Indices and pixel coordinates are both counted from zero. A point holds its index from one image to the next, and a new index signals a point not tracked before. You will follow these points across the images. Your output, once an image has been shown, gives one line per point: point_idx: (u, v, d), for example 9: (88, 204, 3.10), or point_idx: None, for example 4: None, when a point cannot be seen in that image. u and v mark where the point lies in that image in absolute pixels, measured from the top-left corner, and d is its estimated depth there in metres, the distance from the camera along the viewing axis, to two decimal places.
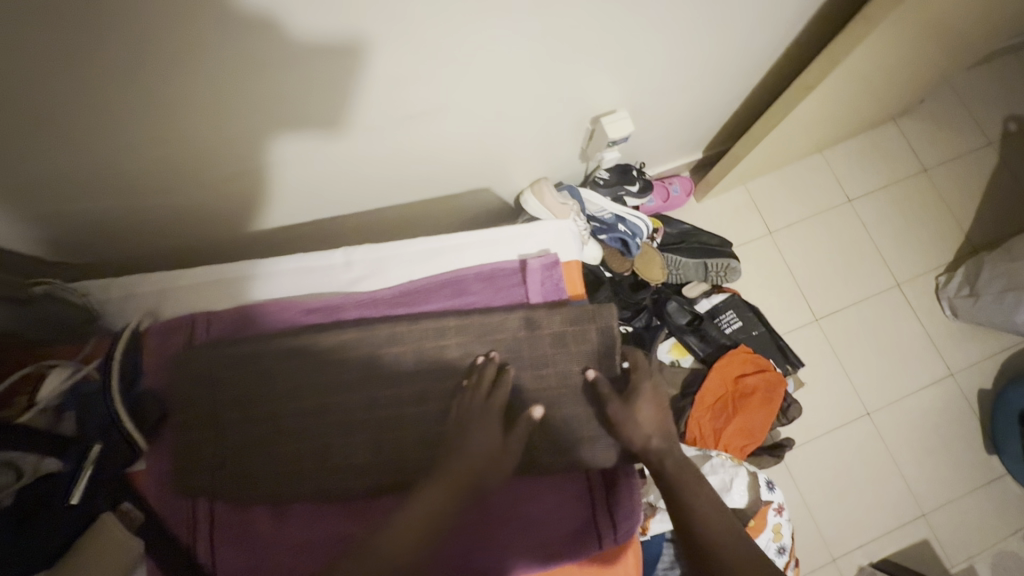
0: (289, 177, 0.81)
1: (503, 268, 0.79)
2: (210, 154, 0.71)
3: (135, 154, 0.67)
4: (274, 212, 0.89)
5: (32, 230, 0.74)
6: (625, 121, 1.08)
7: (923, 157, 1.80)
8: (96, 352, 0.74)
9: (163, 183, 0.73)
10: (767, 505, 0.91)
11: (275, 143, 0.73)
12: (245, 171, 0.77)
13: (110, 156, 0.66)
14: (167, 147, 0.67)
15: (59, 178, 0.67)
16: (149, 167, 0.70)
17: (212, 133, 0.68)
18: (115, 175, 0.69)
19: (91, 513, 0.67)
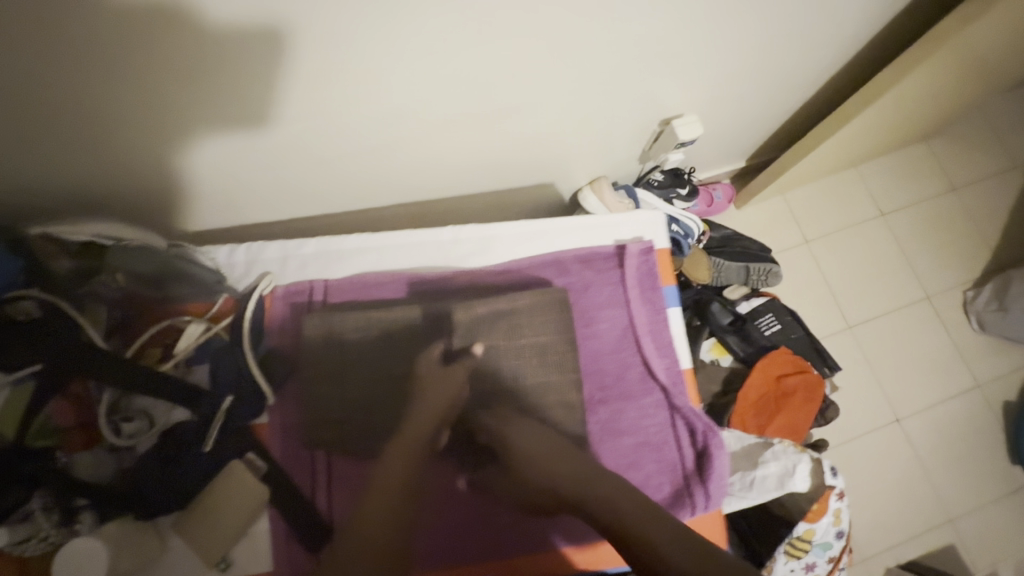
0: (295, 158, 0.80)
1: (601, 252, 0.85)
2: (198, 126, 0.69)
3: (119, 118, 0.64)
4: (372, 184, 0.94)
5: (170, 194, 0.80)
6: (697, 124, 1.15)
7: (953, 176, 1.87)
8: (223, 312, 0.78)
9: (293, 153, 0.79)
10: (829, 490, 0.96)
11: (397, 119, 0.79)
12: (239, 149, 0.75)
13: (90, 118, 0.63)
14: (150, 114, 0.65)
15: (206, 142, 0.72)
16: (133, 134, 0.67)
17: (190, 105, 0.65)
18: (98, 140, 0.67)
19: (220, 459, 0.72)
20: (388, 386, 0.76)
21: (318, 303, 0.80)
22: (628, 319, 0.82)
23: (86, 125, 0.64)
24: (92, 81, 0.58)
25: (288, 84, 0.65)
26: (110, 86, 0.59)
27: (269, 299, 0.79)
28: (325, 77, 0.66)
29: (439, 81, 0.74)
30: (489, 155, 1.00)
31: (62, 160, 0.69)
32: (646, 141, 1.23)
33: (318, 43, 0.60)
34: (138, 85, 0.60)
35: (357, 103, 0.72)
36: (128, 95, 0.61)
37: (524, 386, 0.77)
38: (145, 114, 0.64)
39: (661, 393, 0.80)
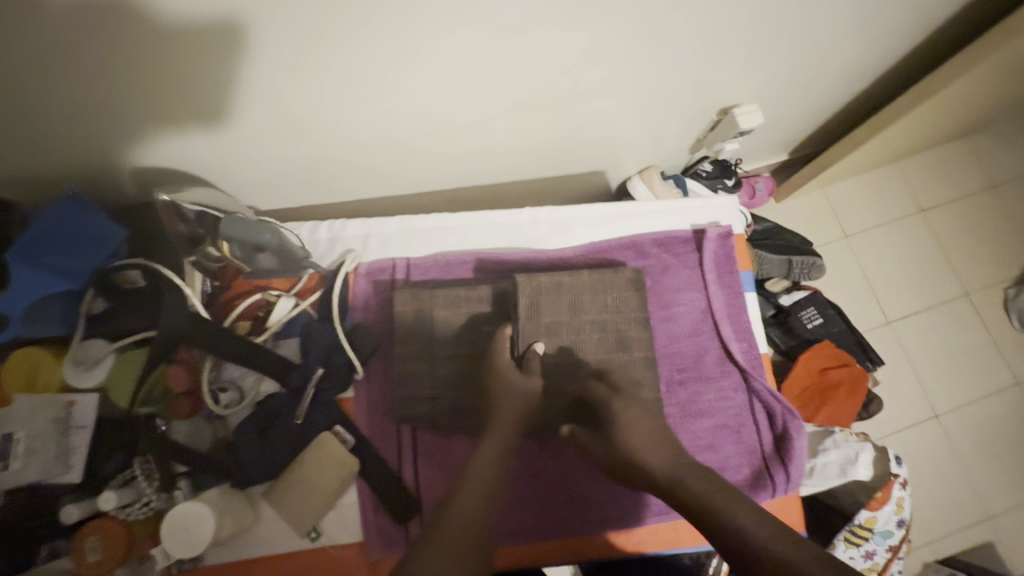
0: (366, 131, 0.81)
1: (678, 236, 0.87)
2: (284, 96, 0.69)
3: (212, 86, 0.64)
4: (442, 163, 0.95)
5: (257, 167, 0.82)
6: (756, 113, 1.14)
7: (995, 173, 1.86)
8: (307, 289, 0.79)
9: (380, 130, 0.80)
10: (893, 479, 0.96)
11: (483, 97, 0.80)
12: (326, 122, 0.76)
13: (183, 86, 0.63)
14: (242, 82, 0.65)
15: (305, 116, 0.74)
16: (221, 103, 0.67)
17: (283, 75, 0.65)
18: (186, 108, 0.67)
19: (312, 431, 0.73)
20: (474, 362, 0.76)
21: (401, 280, 0.81)
22: (706, 302, 0.83)
23: (180, 92, 0.64)
24: (197, 48, 0.58)
25: (381, 56, 0.66)
26: (212, 54, 0.59)
27: (354, 276, 0.81)
28: (421, 49, 0.66)
29: (530, 55, 0.74)
30: (555, 136, 1.00)
31: (146, 126, 0.68)
32: (702, 129, 1.23)
33: (425, 13, 0.61)
34: (239, 52, 0.60)
35: (449, 75, 0.73)
36: (228, 63, 0.61)
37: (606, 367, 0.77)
38: (238, 82, 0.65)
39: (739, 375, 0.81)
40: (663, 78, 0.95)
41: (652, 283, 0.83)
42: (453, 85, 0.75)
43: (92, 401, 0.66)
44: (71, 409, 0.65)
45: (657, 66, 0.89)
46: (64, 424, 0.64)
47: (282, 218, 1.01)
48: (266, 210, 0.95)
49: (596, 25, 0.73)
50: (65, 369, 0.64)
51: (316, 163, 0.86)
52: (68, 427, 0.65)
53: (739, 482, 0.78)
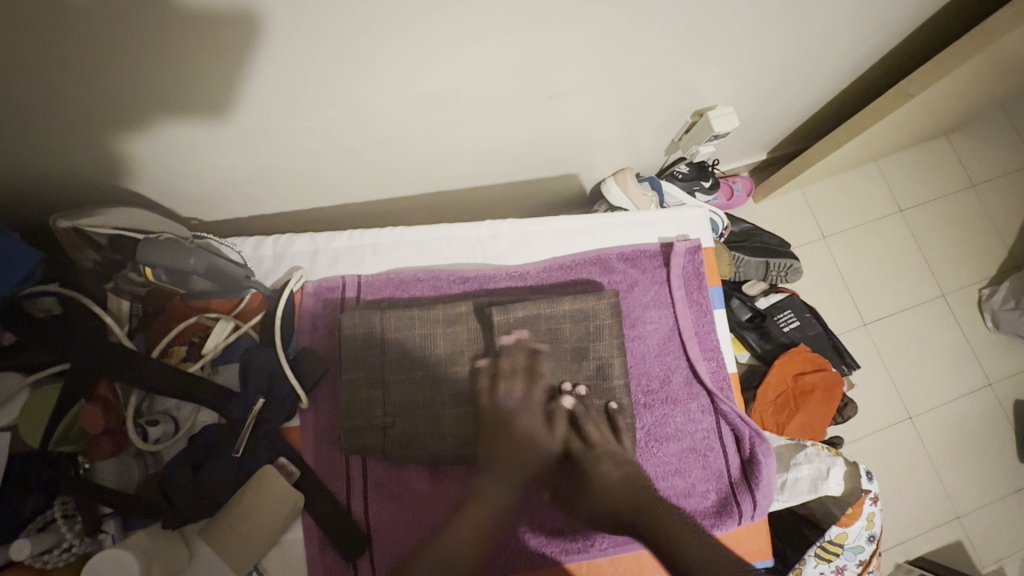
0: (311, 140, 0.75)
1: (645, 250, 0.83)
2: (205, 106, 0.63)
3: (121, 92, 0.58)
4: (398, 167, 0.90)
5: (197, 177, 0.76)
6: (731, 116, 1.08)
7: (971, 173, 1.85)
8: (250, 309, 0.75)
9: (327, 136, 0.75)
10: (865, 495, 0.94)
11: (438, 99, 0.75)
12: (268, 131, 0.70)
13: (85, 90, 0.57)
14: (155, 89, 0.59)
15: (246, 128, 0.69)
16: (134, 109, 0.61)
17: (202, 83, 0.59)
18: (91, 113, 0.60)
19: (253, 464, 0.68)
20: (431, 388, 0.72)
21: (351, 300, 0.76)
22: (674, 320, 0.80)
23: (82, 97, 0.58)
24: (94, 50, 0.52)
25: (321, 65, 0.61)
26: (112, 59, 0.53)
27: (300, 295, 0.76)
28: (366, 56, 0.61)
29: (494, 57, 0.69)
30: (519, 140, 0.95)
31: (47, 132, 0.62)
32: (676, 131, 1.19)
33: (371, 18, 0.56)
34: (144, 59, 0.54)
35: (405, 78, 0.68)
36: (132, 68, 0.55)
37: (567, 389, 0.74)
38: (149, 88, 0.58)
39: (706, 397, 0.78)
40: (636, 79, 0.90)
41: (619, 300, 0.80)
42: (409, 90, 0.70)
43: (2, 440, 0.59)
44: None
45: (627, 68, 0.85)
46: None
47: (230, 229, 0.95)
48: (209, 221, 0.89)
49: (564, 25, 0.68)
50: None
51: (261, 173, 0.80)
52: None
53: (705, 508, 0.75)
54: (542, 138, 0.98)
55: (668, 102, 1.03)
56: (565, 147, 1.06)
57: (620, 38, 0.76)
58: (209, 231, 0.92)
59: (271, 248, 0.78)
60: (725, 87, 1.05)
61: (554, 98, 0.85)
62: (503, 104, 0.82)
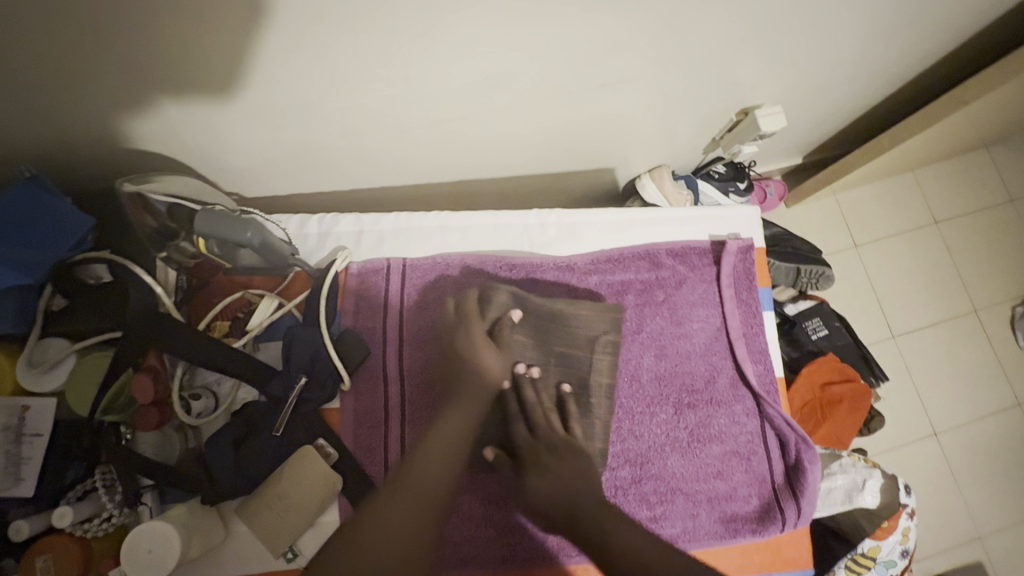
0: (363, 119, 0.74)
1: (695, 247, 0.81)
2: (257, 76, 0.61)
3: (170, 56, 0.55)
4: (443, 153, 0.90)
5: (244, 151, 0.75)
6: (779, 115, 1.06)
7: (1011, 187, 1.81)
8: (293, 289, 0.73)
9: (377, 116, 0.74)
10: (902, 508, 0.91)
11: (489, 88, 0.74)
12: (320, 108, 0.69)
13: (136, 53, 0.54)
14: (207, 55, 0.56)
15: (299, 103, 0.68)
16: (184, 75, 0.58)
17: (258, 57, 0.58)
18: (141, 78, 0.58)
19: (292, 444, 0.67)
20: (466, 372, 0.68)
21: (395, 282, 0.75)
22: (722, 320, 0.79)
23: (132, 61, 0.55)
24: (146, 12, 0.49)
25: (387, 37, 0.59)
26: (161, 16, 0.50)
27: (345, 275, 0.75)
28: (433, 28, 0.59)
29: (559, 35, 0.67)
30: (562, 131, 0.94)
31: (98, 97, 0.60)
32: (719, 129, 1.17)
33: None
34: (195, 17, 0.51)
35: (467, 54, 0.65)
36: (182, 27, 0.52)
37: (605, 383, 0.73)
38: (199, 53, 0.55)
39: (752, 400, 0.77)
40: (690, 71, 0.88)
41: (666, 297, 0.78)
42: (467, 67, 0.68)
43: (48, 406, 0.59)
44: (24, 415, 0.59)
45: (679, 61, 0.83)
46: (14, 431, 0.58)
47: (270, 206, 0.94)
48: (250, 198, 0.89)
49: (623, 15, 0.67)
50: (19, 371, 0.59)
51: (309, 149, 0.79)
52: (19, 435, 0.58)
53: (746, 513, 0.73)
54: (586, 130, 0.96)
55: (715, 99, 1.01)
56: (605, 141, 1.04)
57: (675, 32, 0.74)
58: (251, 207, 0.91)
59: (318, 227, 0.77)
60: (774, 85, 1.02)
61: (604, 89, 0.84)
62: (556, 90, 0.80)
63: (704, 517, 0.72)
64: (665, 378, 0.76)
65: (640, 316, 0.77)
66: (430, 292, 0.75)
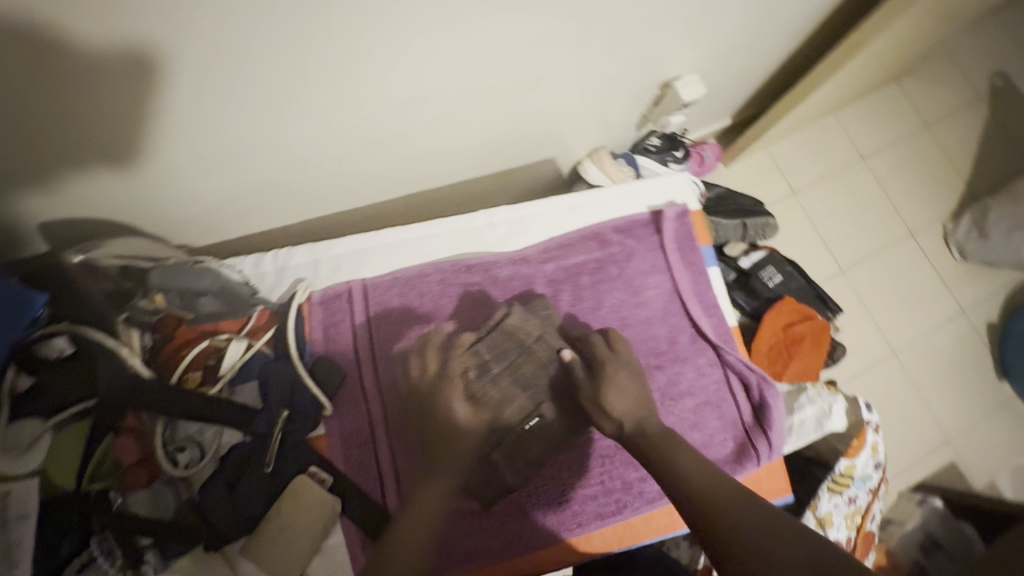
0: (306, 155, 0.77)
1: (638, 220, 0.86)
2: (187, 134, 0.63)
3: (115, 117, 0.57)
4: (394, 173, 0.94)
5: (202, 201, 0.77)
6: (697, 84, 1.14)
7: (923, 114, 1.94)
8: (259, 326, 0.73)
9: (329, 150, 0.78)
10: (866, 425, 1.00)
11: (432, 108, 0.80)
12: (277, 149, 0.73)
13: (90, 121, 0.56)
14: (160, 111, 0.58)
15: (253, 147, 0.71)
16: (125, 133, 0.59)
17: (214, 110, 0.61)
18: (98, 143, 0.60)
19: (287, 476, 0.69)
20: None
21: (359, 303, 0.77)
22: (673, 284, 0.83)
23: (55, 132, 0.56)
24: (102, 81, 0.52)
25: (316, 77, 0.63)
26: (72, 87, 0.51)
27: (307, 306, 0.77)
28: (363, 62, 0.63)
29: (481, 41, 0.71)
30: (499, 132, 0.98)
31: (34, 171, 0.60)
32: (647, 105, 1.23)
33: (368, 38, 0.60)
34: (102, 81, 0.52)
35: (404, 74, 0.69)
36: (136, 88, 0.54)
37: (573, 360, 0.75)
38: (125, 113, 0.57)
39: (712, 351, 0.82)
40: (604, 56, 0.91)
41: (619, 271, 0.82)
42: (402, 91, 0.72)
43: (31, 484, 0.58)
44: (6, 500, 0.57)
45: (599, 51, 0.89)
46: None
47: (226, 250, 0.95)
48: (203, 247, 0.89)
49: (541, 23, 0.73)
50: None
51: (259, 191, 0.81)
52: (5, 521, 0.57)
53: (725, 456, 0.78)
54: (522, 128, 1.01)
55: (641, 77, 1.07)
56: (547, 135, 1.09)
57: (591, 28, 0.81)
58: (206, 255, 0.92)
59: (274, 262, 0.79)
60: (688, 58, 1.09)
61: (535, 87, 0.89)
62: (491, 95, 0.84)
63: None
64: (632, 347, 0.80)
65: (597, 294, 0.81)
66: (394, 307, 0.78)
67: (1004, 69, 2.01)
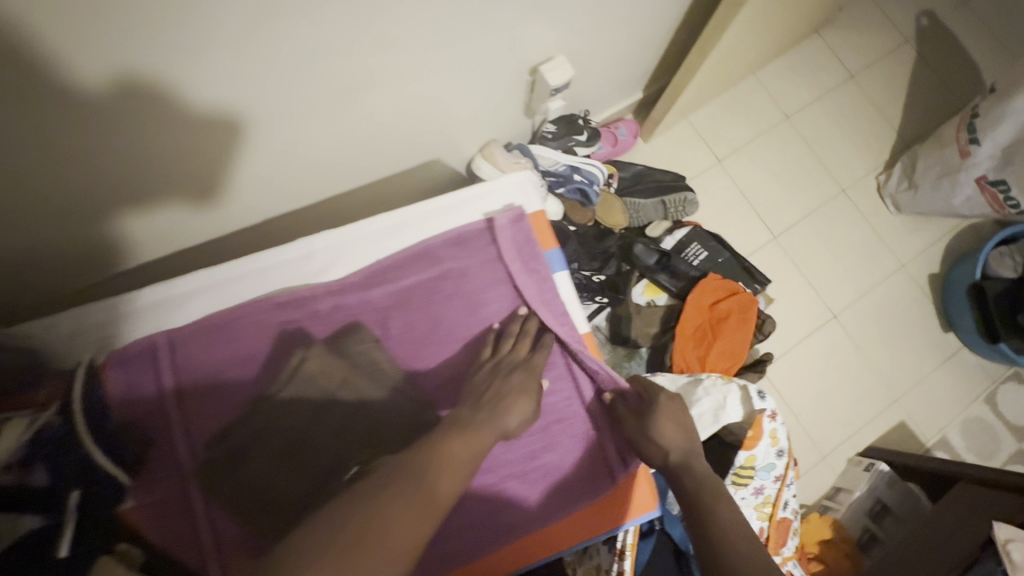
0: (247, 195, 0.85)
1: (470, 230, 0.82)
2: (161, 168, 0.70)
3: (99, 161, 0.64)
4: (301, 202, 0.97)
5: (145, 247, 0.83)
6: (564, 66, 1.07)
7: (848, 65, 1.86)
8: (49, 398, 0.66)
9: (269, 182, 0.85)
10: (761, 414, 0.94)
11: (351, 135, 0.87)
12: (230, 186, 0.81)
13: (70, 164, 0.62)
14: (141, 154, 0.66)
15: (209, 187, 0.78)
16: (103, 174, 0.66)
17: (192, 147, 0.69)
18: (77, 190, 0.66)
19: (89, 555, 0.57)
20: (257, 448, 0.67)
21: (166, 358, 0.72)
22: (516, 295, 0.79)
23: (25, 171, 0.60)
24: (88, 129, 0.59)
25: (282, 115, 0.73)
26: (66, 127, 0.58)
27: (106, 368, 0.70)
28: (322, 101, 0.76)
29: (412, 68, 0.81)
30: (356, 161, 0.95)
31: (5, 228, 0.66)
32: (523, 96, 1.15)
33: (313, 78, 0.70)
34: (93, 127, 0.59)
35: (325, 107, 0.77)
36: (129, 132, 0.62)
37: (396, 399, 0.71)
38: (107, 155, 0.64)
39: (562, 365, 0.80)
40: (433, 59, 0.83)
41: (452, 289, 0.78)
42: (336, 125, 0.82)
43: None
44: None
45: (493, 63, 0.95)
46: None
47: None
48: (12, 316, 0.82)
49: (442, 45, 0.81)
50: None
51: (198, 231, 0.86)
52: None
53: (580, 475, 0.77)
54: (376, 148, 0.95)
55: (499, 71, 0.99)
56: (409, 144, 1.02)
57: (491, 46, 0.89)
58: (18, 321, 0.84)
59: (68, 325, 0.72)
60: (546, 43, 1.01)
61: (436, 103, 0.94)
62: (403, 114, 0.91)
63: (537, 491, 0.76)
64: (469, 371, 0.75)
65: (430, 318, 0.77)
66: (207, 356, 0.72)
67: (929, 8, 1.92)
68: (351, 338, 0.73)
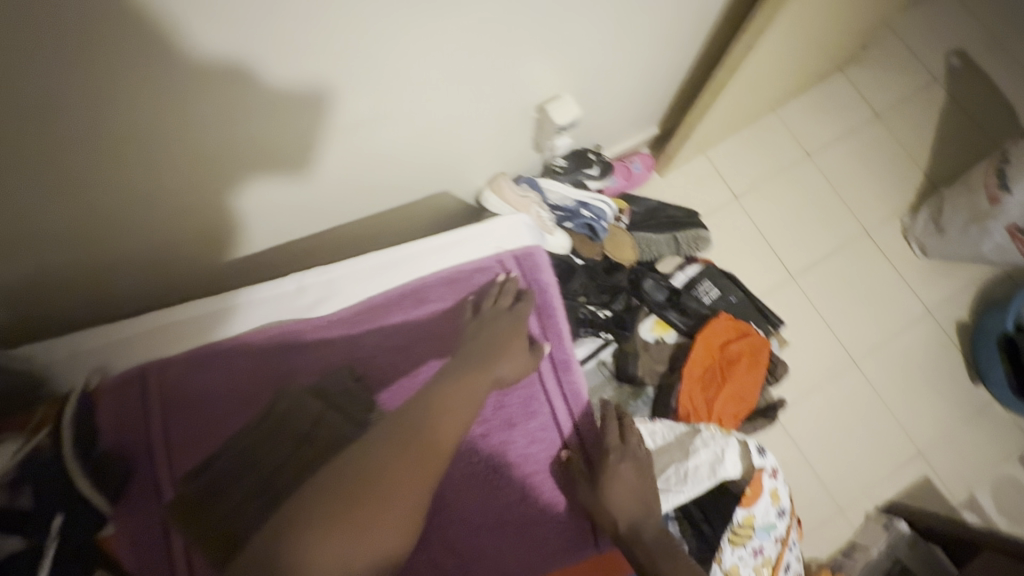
0: (313, 197, 0.91)
1: (462, 271, 0.88)
2: (256, 157, 0.75)
3: (209, 147, 0.69)
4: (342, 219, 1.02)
5: (217, 246, 0.88)
6: (570, 105, 1.09)
7: (873, 103, 1.82)
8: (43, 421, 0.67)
9: (335, 184, 0.91)
10: (761, 471, 0.93)
11: (407, 152, 0.95)
12: (306, 183, 0.86)
13: (186, 148, 0.68)
14: (247, 140, 0.72)
15: (290, 182, 0.84)
16: (209, 159, 0.71)
17: (290, 136, 0.75)
18: (186, 176, 0.72)
19: None
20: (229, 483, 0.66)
21: (157, 387, 0.74)
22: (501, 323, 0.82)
23: (147, 151, 0.66)
24: (209, 115, 0.65)
25: (367, 123, 0.81)
26: (196, 111, 0.63)
27: (100, 394, 0.73)
28: (398, 115, 0.84)
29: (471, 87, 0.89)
30: (369, 195, 1.00)
31: (116, 212, 0.71)
32: (530, 132, 1.17)
33: (398, 94, 0.79)
34: (217, 111, 0.65)
35: (396, 124, 0.86)
36: (244, 119, 0.68)
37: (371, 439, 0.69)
38: (219, 140, 0.69)
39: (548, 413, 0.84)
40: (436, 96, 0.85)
41: (437, 328, 0.83)
42: (398, 141, 0.90)
43: None
44: None
45: (530, 92, 1.02)
46: None
47: None
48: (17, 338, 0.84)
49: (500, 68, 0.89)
50: None
51: (264, 232, 0.91)
52: None
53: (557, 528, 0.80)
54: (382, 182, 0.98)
55: (505, 107, 1.01)
56: (415, 176, 1.04)
57: (542, 70, 0.97)
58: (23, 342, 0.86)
59: (67, 349, 0.77)
60: (551, 80, 1.02)
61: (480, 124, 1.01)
62: (452, 134, 0.98)
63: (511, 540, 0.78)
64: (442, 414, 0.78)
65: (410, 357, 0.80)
66: (202, 383, 0.76)
67: (961, 47, 1.87)
68: (331, 376, 0.75)
